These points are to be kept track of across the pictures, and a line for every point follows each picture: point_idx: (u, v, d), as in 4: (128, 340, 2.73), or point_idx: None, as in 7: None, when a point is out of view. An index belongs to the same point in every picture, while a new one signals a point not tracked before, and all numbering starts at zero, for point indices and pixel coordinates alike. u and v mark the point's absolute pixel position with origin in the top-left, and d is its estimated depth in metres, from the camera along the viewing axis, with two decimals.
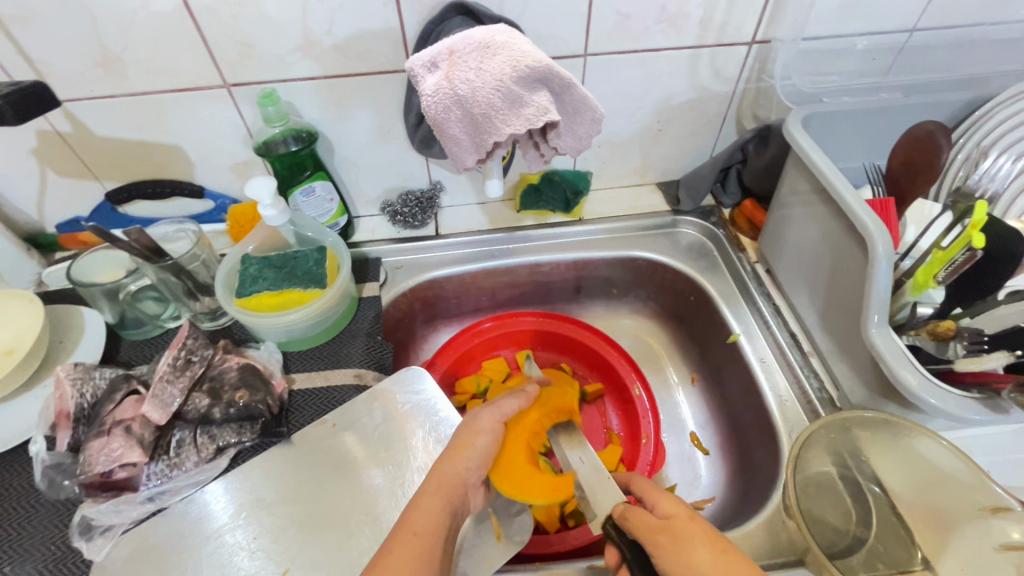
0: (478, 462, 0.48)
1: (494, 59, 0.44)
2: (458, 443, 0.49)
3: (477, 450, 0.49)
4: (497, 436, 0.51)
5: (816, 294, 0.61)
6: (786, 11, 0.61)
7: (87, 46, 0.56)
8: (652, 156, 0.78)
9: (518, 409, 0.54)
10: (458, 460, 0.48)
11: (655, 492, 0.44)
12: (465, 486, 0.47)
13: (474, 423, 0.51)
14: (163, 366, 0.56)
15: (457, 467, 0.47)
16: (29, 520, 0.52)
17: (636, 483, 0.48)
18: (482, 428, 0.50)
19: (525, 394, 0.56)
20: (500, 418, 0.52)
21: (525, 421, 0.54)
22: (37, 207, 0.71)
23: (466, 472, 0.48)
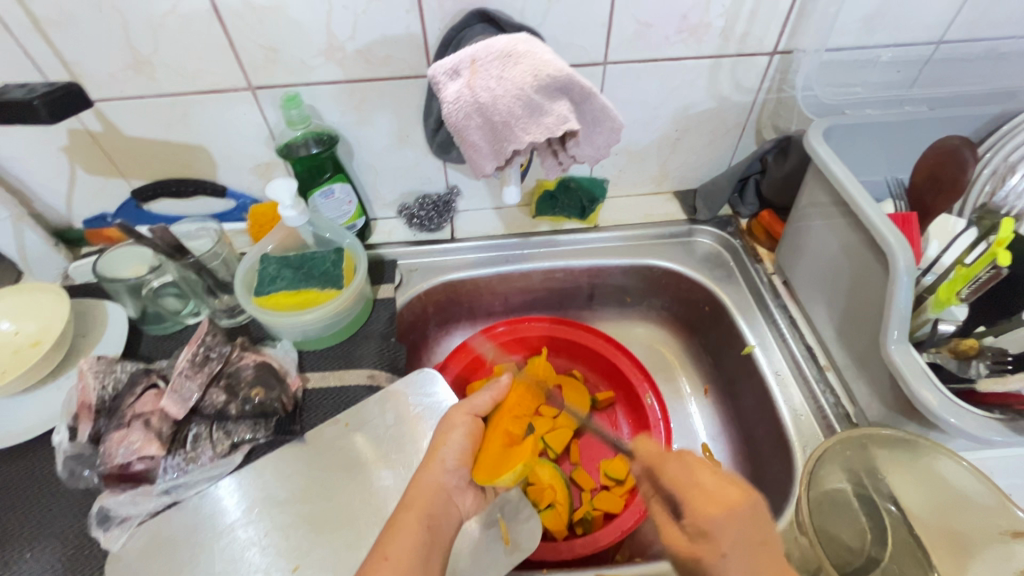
0: (453, 460, 0.51)
1: (515, 69, 0.44)
2: (434, 447, 0.52)
3: (452, 447, 0.51)
4: (470, 428, 0.53)
5: (833, 308, 0.61)
6: (809, 22, 0.61)
7: (119, 48, 0.57)
8: (670, 165, 0.78)
9: (492, 401, 0.56)
10: (433, 467, 0.49)
11: (704, 509, 0.37)
12: (446, 490, 0.49)
13: (447, 423, 0.54)
14: (183, 361, 0.57)
15: (434, 474, 0.49)
16: (50, 508, 0.53)
17: (669, 476, 0.41)
18: (454, 425, 0.53)
19: (498, 386, 0.58)
20: (470, 412, 0.54)
21: (505, 410, 0.57)
22: (66, 202, 0.73)
23: (444, 476, 0.49)
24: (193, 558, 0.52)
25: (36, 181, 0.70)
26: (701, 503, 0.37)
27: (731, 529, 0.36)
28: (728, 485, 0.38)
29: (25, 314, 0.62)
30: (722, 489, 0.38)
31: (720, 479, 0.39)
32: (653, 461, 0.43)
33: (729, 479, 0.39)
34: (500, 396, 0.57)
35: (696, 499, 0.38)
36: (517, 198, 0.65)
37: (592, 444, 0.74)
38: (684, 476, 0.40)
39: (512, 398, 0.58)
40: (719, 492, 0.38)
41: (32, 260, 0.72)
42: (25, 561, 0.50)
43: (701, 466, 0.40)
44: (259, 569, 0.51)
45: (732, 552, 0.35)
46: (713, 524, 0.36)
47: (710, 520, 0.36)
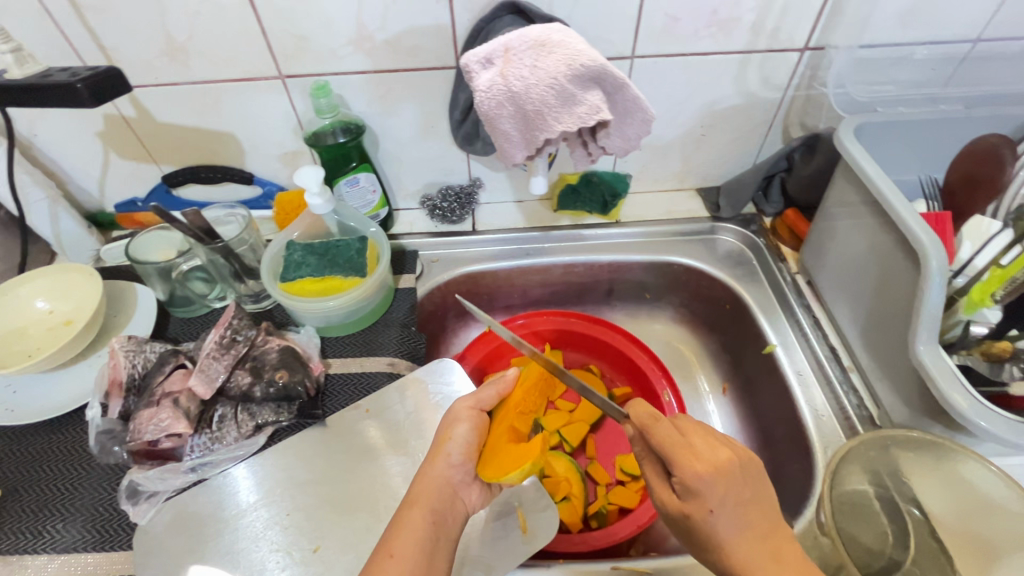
0: (459, 454, 0.49)
1: (549, 57, 0.44)
2: (439, 441, 0.50)
3: (457, 441, 0.50)
4: (475, 422, 0.51)
5: (858, 308, 0.60)
6: (842, 18, 0.60)
7: (155, 35, 0.58)
8: (693, 161, 0.77)
9: (496, 396, 0.54)
10: (438, 462, 0.48)
11: (691, 468, 0.37)
12: (451, 485, 0.48)
13: (452, 417, 0.52)
14: (210, 343, 0.58)
15: (439, 468, 0.48)
16: (81, 481, 0.55)
17: (658, 435, 0.40)
18: (459, 417, 0.52)
19: (502, 379, 0.55)
20: (475, 405, 0.53)
21: (510, 404, 0.54)
22: (99, 186, 0.75)
23: (449, 470, 0.48)
24: (217, 535, 0.53)
25: (71, 165, 0.72)
26: (686, 463, 0.38)
27: (718, 487, 0.37)
28: (717, 446, 0.38)
29: (59, 293, 0.65)
30: (710, 449, 0.38)
31: (709, 442, 0.39)
32: (644, 422, 0.42)
33: (717, 438, 0.39)
34: (505, 390, 0.55)
35: (682, 459, 0.38)
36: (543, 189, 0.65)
37: (608, 440, 0.74)
38: (672, 438, 0.40)
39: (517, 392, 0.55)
40: (707, 454, 0.38)
41: (65, 242, 0.74)
42: (57, 531, 0.52)
43: (691, 428, 0.40)
44: (279, 548, 0.52)
45: (719, 509, 0.36)
46: (700, 484, 0.37)
47: (695, 479, 0.37)
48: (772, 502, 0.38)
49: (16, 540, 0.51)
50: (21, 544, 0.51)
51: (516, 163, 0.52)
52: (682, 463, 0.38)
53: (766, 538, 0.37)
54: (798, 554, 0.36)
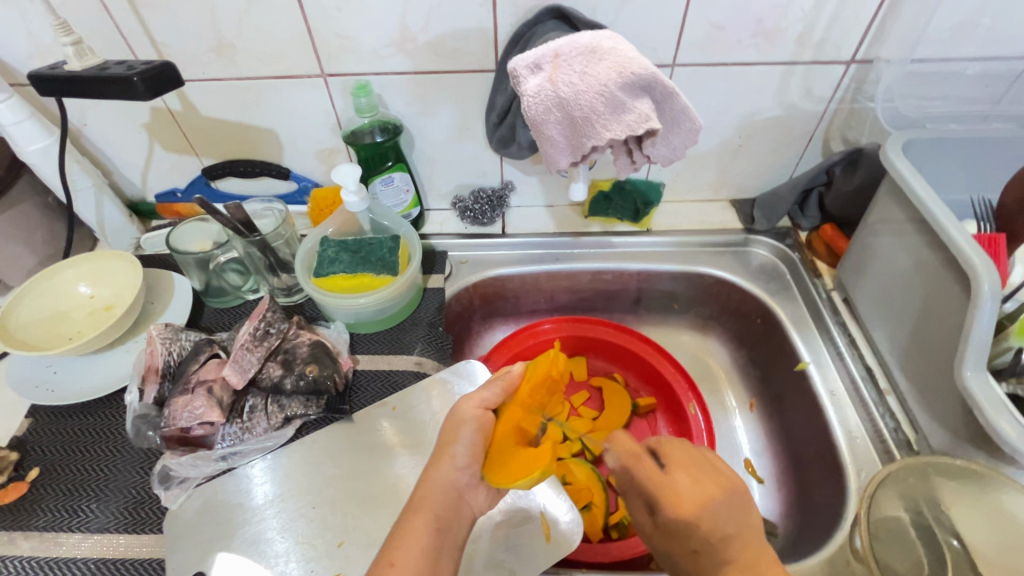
0: (464, 457, 0.48)
1: (599, 65, 0.44)
2: (444, 442, 0.49)
3: (462, 443, 0.49)
4: (480, 423, 0.49)
5: (899, 329, 0.58)
6: (892, 30, 0.58)
7: (205, 32, 0.60)
8: (729, 172, 0.76)
9: (502, 393, 0.52)
10: (443, 466, 0.48)
11: (676, 512, 0.39)
12: (456, 489, 0.47)
13: (456, 416, 0.51)
14: (244, 334, 0.59)
15: (443, 473, 0.47)
16: (116, 463, 0.57)
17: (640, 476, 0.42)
18: (464, 418, 0.50)
19: (507, 376, 0.53)
20: (481, 405, 0.51)
21: (514, 403, 0.52)
22: (142, 176, 0.77)
23: (455, 474, 0.48)
24: (246, 523, 0.54)
25: (118, 155, 0.74)
26: (672, 507, 0.40)
27: (705, 527, 0.38)
28: (701, 484, 0.40)
29: (101, 279, 0.67)
30: (694, 487, 0.40)
31: (692, 480, 0.40)
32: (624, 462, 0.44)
33: (702, 474, 0.41)
34: (510, 386, 0.53)
35: (667, 502, 0.40)
36: (582, 196, 0.67)
37: None
38: (655, 476, 0.42)
39: (525, 387, 0.53)
40: (691, 492, 0.40)
41: (108, 229, 0.76)
42: (92, 511, 0.53)
43: (675, 463, 0.42)
44: (302, 542, 0.53)
45: (704, 549, 0.39)
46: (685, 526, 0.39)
47: (680, 522, 0.39)
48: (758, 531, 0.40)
49: (52, 518, 0.53)
50: (57, 522, 0.53)
51: (560, 168, 0.52)
52: (668, 508, 0.39)
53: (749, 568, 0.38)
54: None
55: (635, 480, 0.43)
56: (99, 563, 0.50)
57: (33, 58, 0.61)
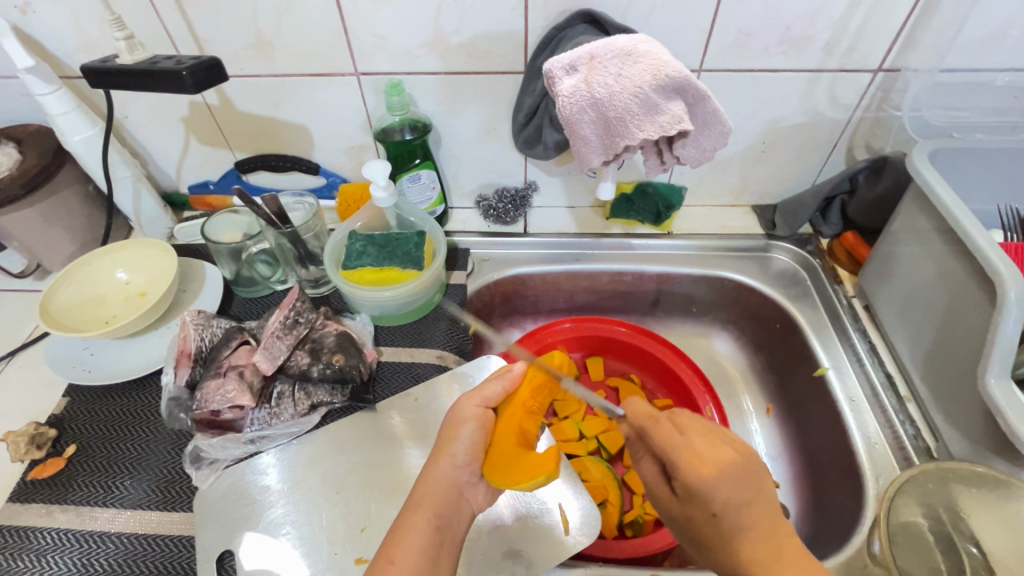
0: (464, 455, 0.49)
1: (634, 67, 0.45)
2: (444, 440, 0.50)
3: (462, 442, 0.49)
4: (481, 421, 0.50)
5: (921, 337, 0.59)
6: (921, 40, 0.59)
7: (246, 30, 0.62)
8: (751, 177, 0.77)
9: (502, 392, 0.52)
10: (443, 463, 0.48)
11: (695, 473, 0.38)
12: (457, 486, 0.48)
13: (456, 415, 0.51)
14: (274, 322, 0.60)
15: (443, 470, 0.48)
16: (149, 443, 0.59)
17: (657, 435, 0.42)
18: (464, 417, 0.50)
19: (508, 374, 0.53)
20: (480, 404, 0.51)
21: (516, 401, 0.52)
22: (177, 168, 0.79)
23: (455, 471, 0.48)
24: (270, 506, 0.55)
25: (155, 147, 0.76)
26: (690, 467, 0.39)
27: (723, 489, 0.37)
28: (719, 445, 0.39)
29: (137, 266, 0.69)
30: (712, 449, 0.39)
31: (709, 442, 0.40)
32: (644, 422, 0.44)
33: (719, 438, 0.40)
34: (512, 384, 0.53)
35: (685, 462, 0.39)
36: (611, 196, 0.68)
37: None
38: (674, 438, 0.41)
39: (526, 386, 0.53)
40: (709, 454, 0.39)
41: (143, 218, 0.78)
42: (125, 487, 0.55)
43: (692, 427, 0.41)
44: (325, 526, 0.54)
45: (724, 513, 0.37)
46: (702, 489, 0.38)
47: (699, 481, 0.38)
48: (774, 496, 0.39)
49: (87, 493, 0.55)
50: (91, 497, 0.55)
51: (591, 167, 0.53)
52: (686, 467, 0.39)
53: (770, 536, 0.37)
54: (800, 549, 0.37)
55: (654, 439, 0.42)
56: (131, 538, 0.52)
57: (81, 51, 0.64)
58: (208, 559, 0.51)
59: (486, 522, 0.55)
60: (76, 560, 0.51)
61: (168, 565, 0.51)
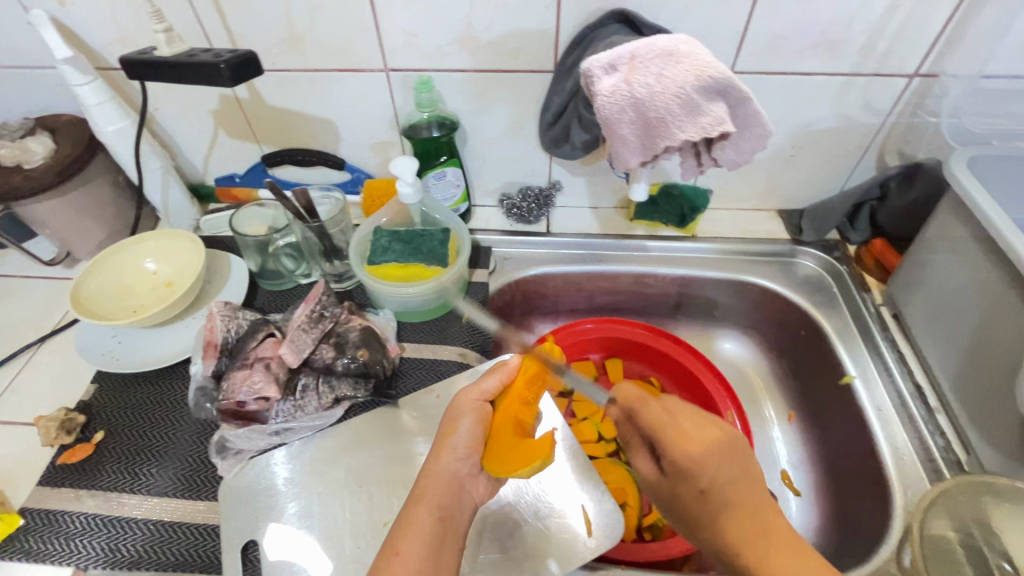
0: (464, 447, 0.49)
1: (677, 66, 0.45)
2: (444, 433, 0.50)
3: (462, 434, 0.49)
4: (480, 415, 0.50)
5: (953, 347, 0.58)
6: (961, 45, 0.58)
7: (279, 25, 0.62)
8: (778, 181, 0.76)
9: (500, 384, 0.53)
10: (444, 456, 0.48)
11: (681, 449, 0.41)
12: (457, 479, 0.48)
13: (456, 409, 0.51)
14: (301, 316, 0.61)
15: (445, 463, 0.48)
16: (175, 431, 0.59)
17: (641, 417, 0.45)
18: (464, 410, 0.50)
19: (506, 367, 0.53)
20: (478, 397, 0.51)
21: (512, 394, 0.52)
22: (204, 160, 0.80)
23: (456, 464, 0.48)
24: (294, 498, 0.56)
25: (184, 139, 0.77)
26: (676, 444, 0.42)
27: (708, 465, 0.40)
28: (705, 425, 0.42)
29: (165, 256, 0.70)
30: (699, 429, 0.42)
31: (697, 423, 0.42)
32: (633, 403, 0.47)
33: (706, 418, 0.43)
34: (508, 377, 0.53)
35: (670, 440, 0.42)
36: (643, 197, 0.67)
37: None
38: (663, 419, 0.44)
39: (521, 378, 0.54)
40: (697, 433, 0.42)
41: (170, 210, 0.79)
42: (152, 475, 0.56)
43: (680, 410, 0.44)
44: (347, 519, 0.54)
45: (710, 490, 0.40)
46: (688, 464, 0.41)
47: (683, 457, 0.41)
48: (757, 474, 0.41)
49: (114, 479, 0.56)
50: (119, 483, 0.55)
51: (628, 168, 0.52)
52: (671, 444, 0.42)
53: (756, 513, 0.39)
54: (784, 526, 0.39)
55: (644, 420, 0.45)
56: (157, 525, 0.53)
57: (117, 43, 0.64)
58: (233, 548, 0.52)
59: (508, 521, 0.55)
60: (104, 545, 0.52)
61: (193, 553, 0.52)
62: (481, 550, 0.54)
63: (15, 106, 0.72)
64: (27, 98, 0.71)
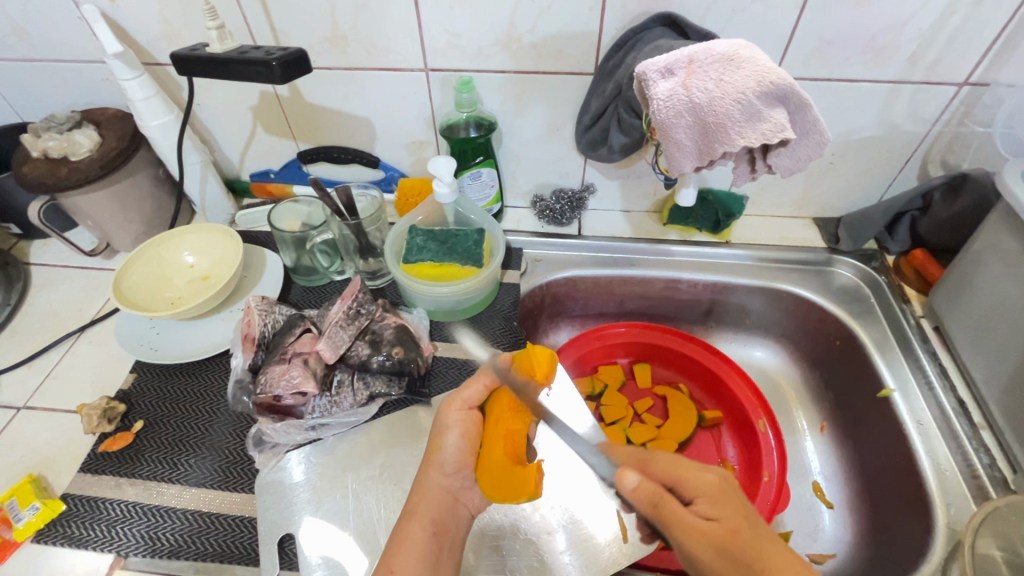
0: (452, 463, 0.50)
1: (736, 72, 0.45)
2: (432, 449, 0.51)
3: (448, 450, 0.50)
4: (465, 428, 0.51)
5: (1002, 362, 0.57)
6: (1015, 53, 0.56)
7: (323, 24, 0.63)
8: (816, 189, 0.75)
9: (485, 389, 0.53)
10: (433, 472, 0.49)
11: (705, 478, 0.44)
12: (450, 493, 0.50)
13: (443, 422, 0.52)
14: (338, 312, 0.61)
15: (435, 479, 0.49)
16: (212, 423, 0.60)
17: (658, 462, 0.46)
18: (449, 424, 0.51)
19: (489, 370, 0.53)
20: (463, 408, 0.52)
21: (501, 400, 0.51)
22: (241, 155, 0.81)
23: (446, 479, 0.50)
24: (329, 493, 0.56)
25: (222, 134, 0.78)
26: (700, 474, 0.44)
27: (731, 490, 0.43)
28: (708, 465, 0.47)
29: (203, 249, 0.71)
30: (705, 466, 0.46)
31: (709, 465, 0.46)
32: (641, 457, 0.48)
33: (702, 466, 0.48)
34: (492, 382, 0.53)
35: (693, 471, 0.45)
36: (689, 202, 0.68)
37: (700, 453, 0.73)
38: (672, 458, 0.46)
39: (509, 383, 0.52)
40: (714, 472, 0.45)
41: (207, 204, 0.80)
42: (190, 465, 0.57)
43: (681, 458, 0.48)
44: (380, 517, 0.54)
45: (745, 512, 0.42)
46: (717, 489, 0.43)
47: (709, 483, 0.44)
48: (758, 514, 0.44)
49: (154, 468, 0.57)
50: (158, 473, 0.56)
51: (682, 173, 0.52)
52: (694, 472, 0.44)
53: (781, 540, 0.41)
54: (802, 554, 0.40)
55: (658, 462, 0.46)
56: (195, 515, 0.54)
57: (163, 39, 0.66)
58: (270, 541, 0.52)
59: (541, 523, 0.55)
60: (144, 533, 0.53)
61: (231, 544, 0.53)
62: (516, 552, 0.54)
63: (61, 99, 0.74)
64: (73, 91, 0.73)
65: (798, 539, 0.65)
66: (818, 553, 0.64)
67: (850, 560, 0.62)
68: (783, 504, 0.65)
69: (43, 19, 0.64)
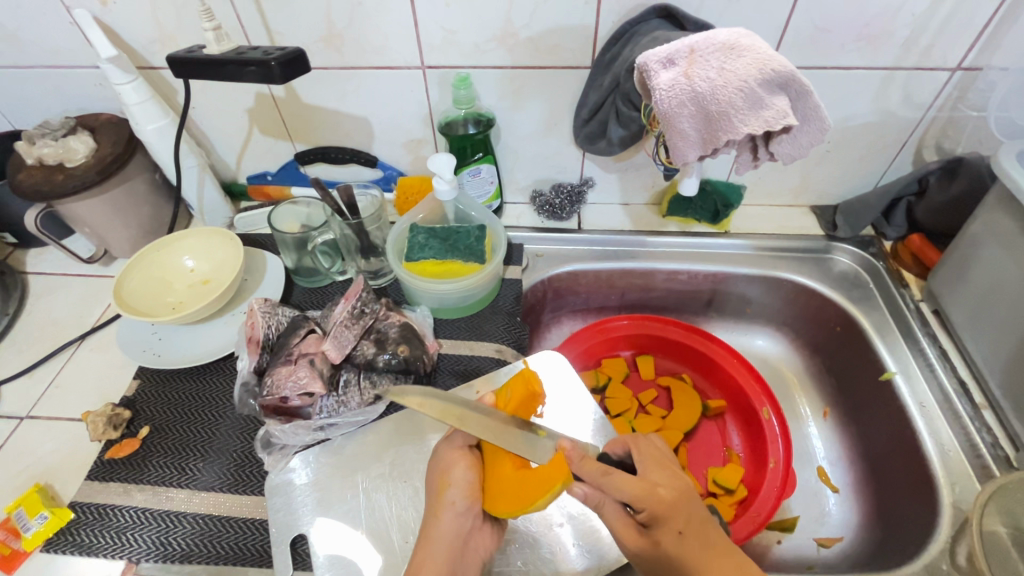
0: (463, 500, 0.49)
1: (738, 61, 0.46)
2: (439, 488, 0.49)
3: (457, 486, 0.49)
4: (471, 460, 0.51)
5: (1002, 343, 0.58)
6: (1007, 37, 0.57)
7: (318, 23, 0.63)
8: (812, 177, 0.75)
9: None
10: (443, 515, 0.48)
11: (657, 500, 0.42)
12: (461, 535, 0.48)
13: (444, 459, 0.51)
14: (342, 312, 0.61)
15: (445, 523, 0.48)
16: (218, 427, 0.60)
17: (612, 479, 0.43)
18: (451, 462, 0.51)
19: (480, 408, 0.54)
20: (463, 444, 0.52)
21: None
22: (237, 158, 0.81)
23: (457, 519, 0.48)
24: (339, 492, 0.56)
25: (218, 137, 0.78)
26: (649, 497, 0.42)
27: (683, 509, 0.41)
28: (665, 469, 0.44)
29: (202, 253, 0.70)
30: (669, 476, 0.44)
31: (670, 474, 0.44)
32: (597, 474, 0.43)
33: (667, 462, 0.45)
34: None
35: (645, 494, 0.42)
36: (691, 191, 0.68)
37: (701, 444, 0.73)
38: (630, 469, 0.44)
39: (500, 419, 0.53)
40: (669, 480, 0.43)
41: (205, 208, 0.80)
42: (199, 470, 0.57)
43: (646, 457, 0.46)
44: (393, 514, 0.55)
45: (689, 529, 0.41)
46: (668, 510, 0.41)
47: (658, 505, 0.41)
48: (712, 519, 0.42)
49: (162, 474, 0.56)
50: (167, 478, 0.56)
51: (685, 162, 0.52)
52: (646, 497, 0.42)
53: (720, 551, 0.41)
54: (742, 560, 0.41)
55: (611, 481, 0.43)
56: (206, 519, 0.54)
57: (158, 43, 0.65)
58: (283, 542, 0.52)
59: (552, 516, 0.56)
60: (155, 538, 0.53)
61: (241, 547, 0.53)
62: (529, 545, 0.54)
63: (54, 105, 0.73)
64: (66, 97, 0.72)
65: (805, 524, 0.66)
66: (826, 538, 0.65)
67: (857, 543, 0.62)
68: (790, 487, 0.65)
69: (34, 25, 0.64)
